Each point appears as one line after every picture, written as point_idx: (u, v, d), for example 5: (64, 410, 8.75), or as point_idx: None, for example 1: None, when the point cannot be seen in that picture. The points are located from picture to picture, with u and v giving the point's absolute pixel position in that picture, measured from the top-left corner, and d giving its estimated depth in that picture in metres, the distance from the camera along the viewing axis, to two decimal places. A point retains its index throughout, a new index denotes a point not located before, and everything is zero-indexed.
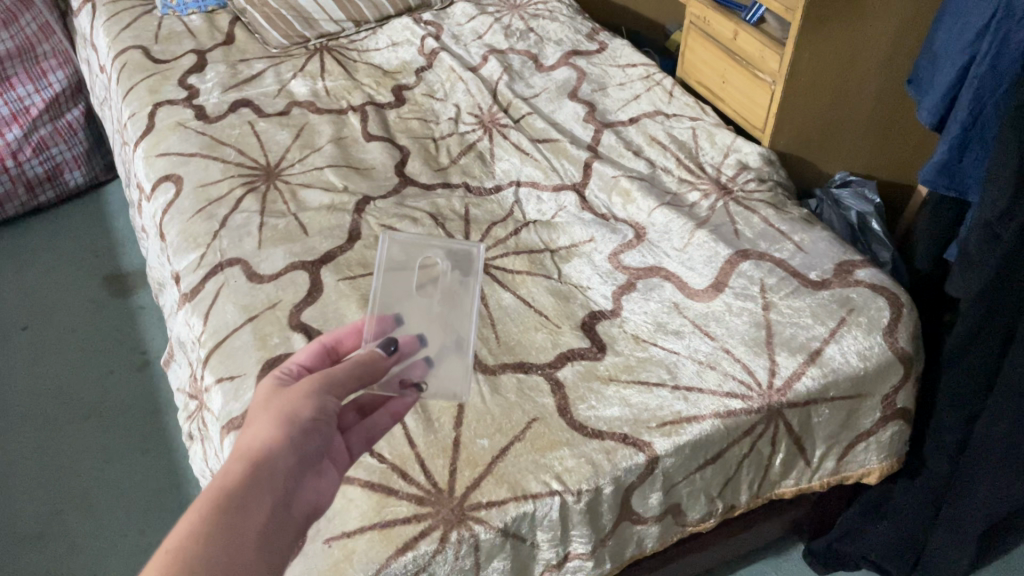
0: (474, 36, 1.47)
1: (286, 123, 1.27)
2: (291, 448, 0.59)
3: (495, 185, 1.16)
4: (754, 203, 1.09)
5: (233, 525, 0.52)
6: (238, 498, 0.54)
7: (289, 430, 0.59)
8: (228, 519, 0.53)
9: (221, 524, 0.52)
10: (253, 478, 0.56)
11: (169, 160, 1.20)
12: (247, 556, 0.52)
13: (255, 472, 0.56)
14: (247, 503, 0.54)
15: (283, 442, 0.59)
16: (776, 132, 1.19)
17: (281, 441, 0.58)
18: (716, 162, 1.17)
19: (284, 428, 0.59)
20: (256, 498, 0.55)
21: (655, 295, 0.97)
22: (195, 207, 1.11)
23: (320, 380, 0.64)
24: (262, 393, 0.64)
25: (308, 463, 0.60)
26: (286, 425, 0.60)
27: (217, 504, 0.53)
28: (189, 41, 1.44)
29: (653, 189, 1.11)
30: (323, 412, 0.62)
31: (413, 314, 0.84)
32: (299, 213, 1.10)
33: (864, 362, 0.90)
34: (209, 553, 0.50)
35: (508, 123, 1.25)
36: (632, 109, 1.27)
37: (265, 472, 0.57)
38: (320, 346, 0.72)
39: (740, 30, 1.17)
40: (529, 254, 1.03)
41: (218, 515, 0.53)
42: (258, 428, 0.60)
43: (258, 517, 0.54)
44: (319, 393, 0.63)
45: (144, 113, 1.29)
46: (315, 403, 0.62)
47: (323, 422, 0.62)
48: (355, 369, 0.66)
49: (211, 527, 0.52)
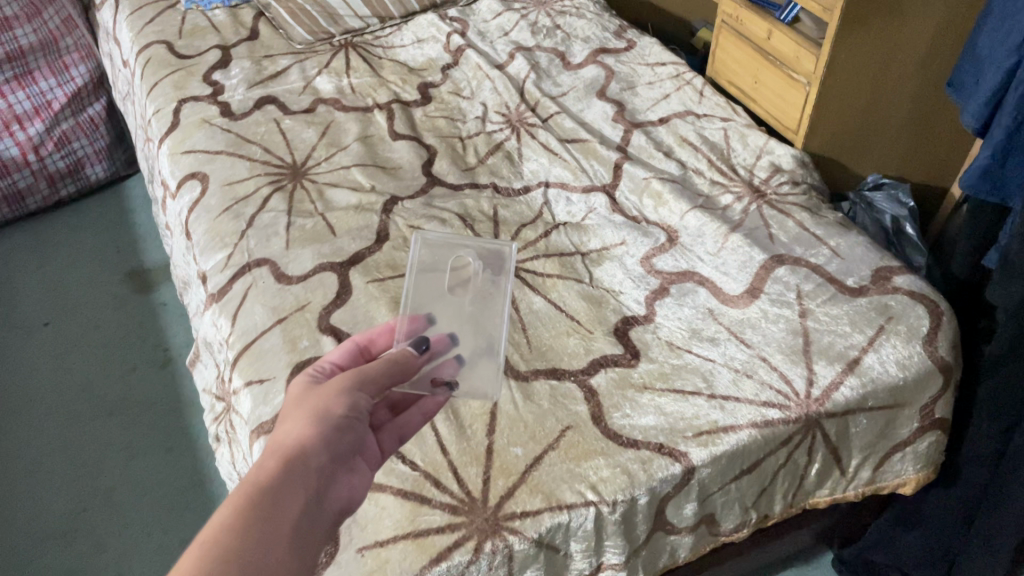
0: (500, 32, 1.45)
1: (312, 121, 1.26)
2: (324, 443, 0.60)
3: (524, 186, 1.15)
4: (788, 207, 1.07)
5: (269, 513, 0.53)
6: (273, 488, 0.55)
7: (321, 425, 0.60)
8: (265, 505, 0.54)
9: (257, 511, 0.53)
10: (287, 471, 0.57)
11: (194, 157, 1.19)
12: (284, 542, 0.52)
13: (289, 464, 0.57)
14: (282, 492, 0.55)
15: (316, 437, 0.59)
16: (809, 134, 1.17)
17: (314, 436, 0.59)
18: (748, 164, 1.15)
19: (317, 422, 0.61)
20: (291, 489, 0.56)
21: (688, 301, 0.95)
22: (221, 206, 1.10)
23: (350, 379, 0.66)
24: (294, 396, 0.65)
25: (341, 460, 0.61)
26: (319, 421, 0.61)
27: (255, 493, 0.54)
28: (213, 36, 1.42)
29: (685, 191, 1.09)
30: (354, 410, 0.64)
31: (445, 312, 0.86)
32: (327, 213, 1.08)
33: (903, 372, 0.88)
34: (246, 539, 0.50)
35: (536, 122, 1.24)
36: (662, 109, 1.25)
37: (300, 465, 0.57)
38: (353, 344, 0.74)
39: (774, 30, 1.16)
40: (559, 257, 1.02)
41: (255, 501, 0.53)
42: (290, 425, 0.61)
43: (293, 508, 0.55)
44: (350, 391, 0.65)
45: (169, 109, 1.28)
46: (346, 400, 0.64)
47: (355, 419, 0.63)
48: (385, 366, 0.68)
49: (247, 516, 0.52)
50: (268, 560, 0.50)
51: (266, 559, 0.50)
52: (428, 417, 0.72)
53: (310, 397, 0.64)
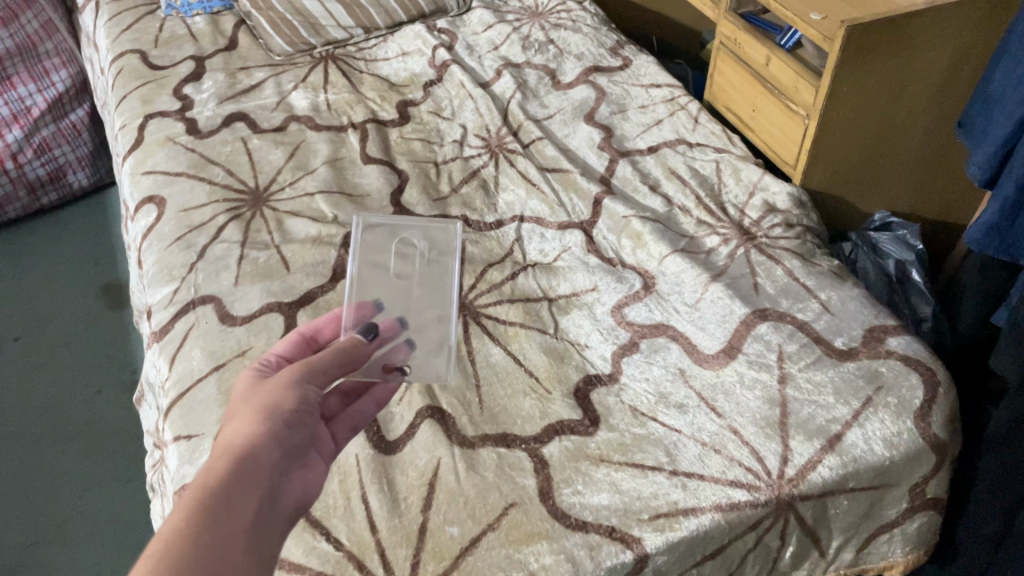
0: (490, 46, 1.37)
1: (281, 141, 1.19)
2: (273, 440, 0.58)
3: (496, 219, 1.07)
4: (778, 252, 0.99)
5: (223, 514, 0.52)
6: (225, 488, 0.53)
7: (273, 420, 0.59)
8: (219, 506, 0.52)
9: (210, 513, 0.51)
10: (237, 470, 0.55)
11: (154, 178, 1.13)
12: (240, 543, 0.51)
13: (239, 464, 0.56)
14: (235, 492, 0.54)
15: (265, 435, 0.58)
16: (809, 170, 1.08)
17: (264, 431, 0.58)
18: (739, 201, 1.06)
19: (269, 418, 0.59)
20: (243, 488, 0.54)
21: (659, 359, 0.87)
22: (174, 234, 1.04)
23: (300, 371, 0.64)
24: (240, 392, 0.64)
25: (292, 456, 0.60)
26: (268, 420, 0.59)
27: (206, 496, 0.52)
28: (189, 45, 1.37)
29: (667, 232, 1.01)
30: (305, 404, 0.63)
31: (392, 301, 0.84)
32: (283, 246, 1.02)
33: (890, 451, 0.79)
34: (197, 544, 0.49)
35: (517, 149, 1.16)
36: (652, 137, 1.17)
37: (250, 463, 0.56)
38: (299, 336, 0.74)
39: (772, 55, 1.07)
40: (524, 304, 0.94)
41: (208, 503, 0.52)
42: (239, 423, 0.59)
43: (246, 508, 0.53)
44: (299, 384, 0.64)
45: (134, 125, 1.22)
46: (295, 395, 0.62)
47: (305, 414, 0.62)
48: (333, 358, 0.67)
49: (200, 520, 0.50)
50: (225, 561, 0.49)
51: (219, 561, 0.49)
52: (382, 405, 0.74)
53: (258, 392, 0.62)
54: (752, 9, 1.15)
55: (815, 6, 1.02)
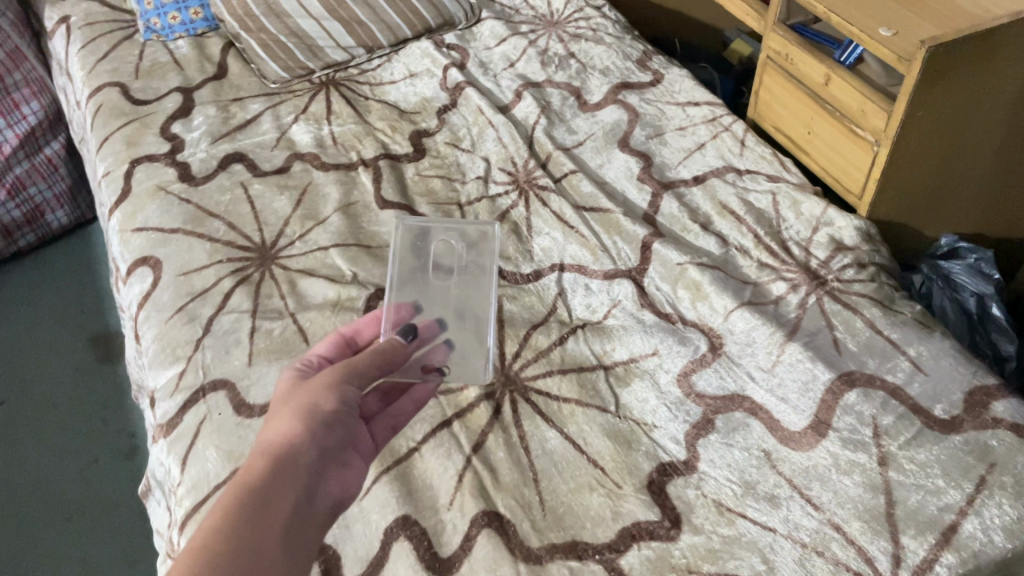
0: (505, 63, 1.26)
1: (285, 185, 1.08)
2: (313, 439, 0.59)
3: (534, 269, 0.96)
4: (854, 300, 0.88)
5: (262, 508, 0.52)
6: (266, 482, 0.54)
7: (309, 418, 0.59)
8: (260, 501, 0.53)
9: (251, 507, 0.52)
10: (277, 469, 0.56)
11: (146, 236, 1.01)
12: (277, 539, 0.52)
13: (278, 462, 0.56)
14: (275, 488, 0.54)
15: (305, 435, 0.58)
16: (877, 200, 0.97)
17: (304, 431, 0.58)
18: (802, 238, 0.96)
19: (309, 417, 0.59)
20: (281, 487, 0.55)
21: (738, 440, 0.77)
22: (175, 304, 0.93)
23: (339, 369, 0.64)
24: (284, 392, 0.64)
25: (331, 456, 0.60)
26: (308, 419, 0.59)
27: (247, 490, 0.53)
28: (174, 75, 1.24)
29: (728, 279, 0.91)
30: (345, 405, 0.62)
31: (430, 302, 0.86)
32: (298, 314, 0.91)
33: (1013, 542, 0.69)
34: (230, 545, 0.49)
35: (548, 184, 1.05)
36: (696, 164, 1.06)
37: (287, 465, 0.56)
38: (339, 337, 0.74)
39: (834, 74, 0.95)
40: (578, 374, 0.83)
41: (248, 497, 0.53)
42: (279, 422, 0.59)
43: (284, 506, 0.54)
44: (339, 384, 0.63)
45: (119, 172, 1.10)
46: (335, 395, 0.62)
47: (344, 412, 0.62)
48: (371, 357, 0.67)
49: (239, 514, 0.51)
50: (261, 555, 0.50)
51: (252, 557, 0.49)
52: (422, 404, 0.74)
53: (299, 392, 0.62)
54: (803, 18, 1.03)
55: (882, 20, 0.91)
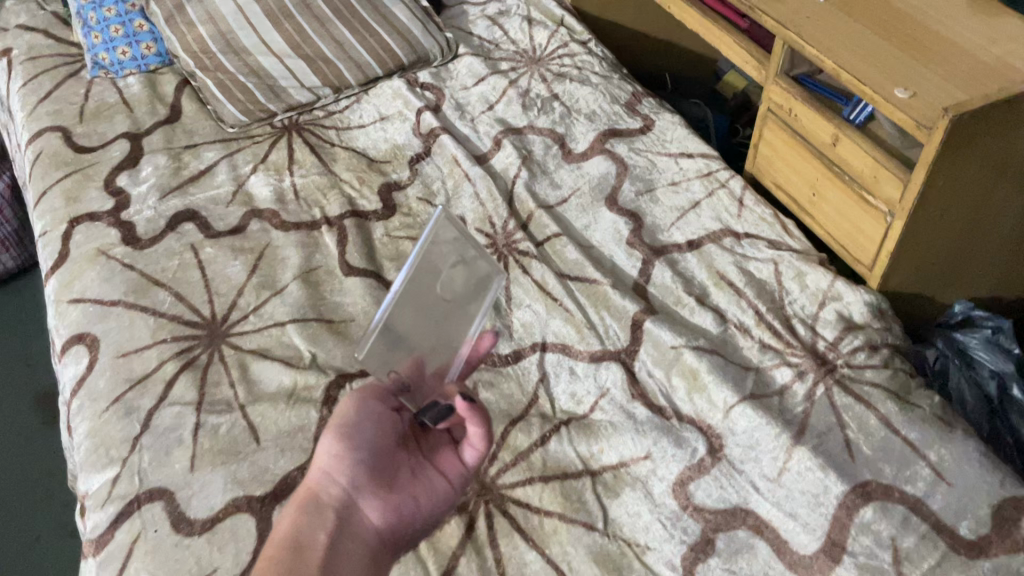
0: (484, 104, 1.16)
1: (239, 248, 0.98)
2: (344, 464, 0.64)
3: (513, 350, 0.87)
4: (867, 391, 0.80)
5: (295, 539, 0.61)
6: (302, 515, 0.63)
7: (327, 451, 0.65)
8: (296, 533, 0.61)
9: (288, 539, 0.61)
10: (313, 500, 0.64)
11: (84, 309, 0.91)
12: (308, 562, 0.59)
13: (313, 494, 0.64)
14: (310, 518, 0.62)
15: (333, 460, 0.65)
16: (890, 273, 0.88)
17: (332, 456, 0.65)
18: (808, 315, 0.87)
19: (328, 449, 0.65)
20: (313, 527, 0.62)
21: (742, 566, 0.69)
22: (112, 393, 0.83)
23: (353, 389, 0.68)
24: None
25: (373, 472, 0.65)
26: (335, 443, 0.65)
27: (288, 524, 0.62)
28: (122, 117, 1.14)
29: (728, 366, 0.82)
30: (374, 421, 0.67)
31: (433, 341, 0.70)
32: (249, 406, 0.81)
33: None
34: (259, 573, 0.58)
35: (529, 249, 0.96)
36: (690, 226, 0.97)
37: (320, 495, 0.64)
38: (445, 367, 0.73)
39: (843, 136, 0.86)
40: (561, 483, 0.74)
41: (287, 530, 0.62)
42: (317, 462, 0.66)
43: (318, 532, 0.61)
44: (366, 402, 0.67)
45: (57, 233, 1.00)
46: (360, 415, 0.66)
47: (361, 430, 0.66)
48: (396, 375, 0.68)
49: (276, 548, 0.60)
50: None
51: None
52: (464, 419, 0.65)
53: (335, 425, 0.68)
54: (807, 69, 0.95)
55: (897, 78, 0.82)
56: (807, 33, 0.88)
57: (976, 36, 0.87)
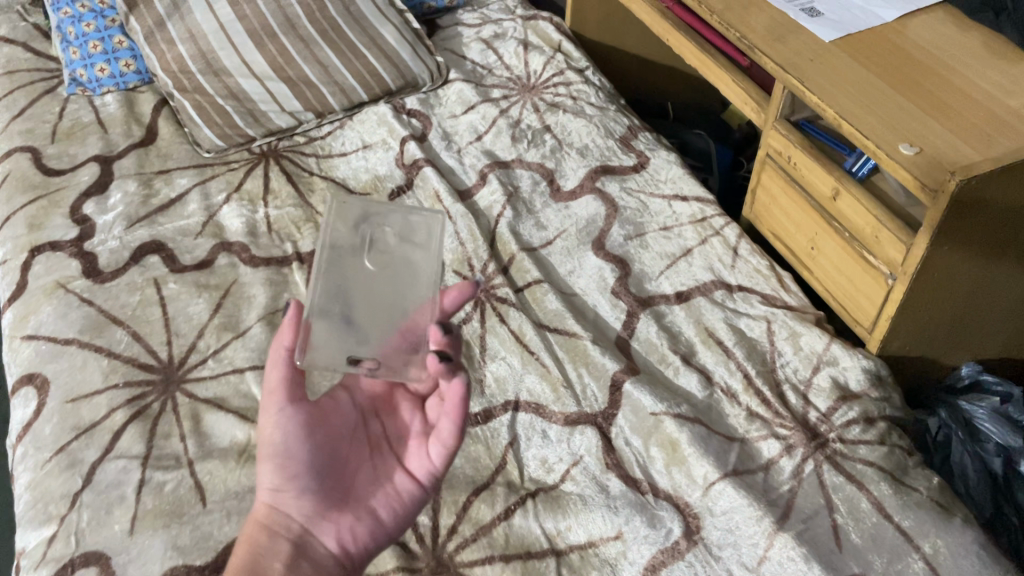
0: (472, 134, 1.11)
1: (204, 284, 0.93)
2: (290, 490, 0.59)
3: (484, 408, 0.81)
4: (859, 470, 0.74)
5: None
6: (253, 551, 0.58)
7: (268, 481, 0.59)
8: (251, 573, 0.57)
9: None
10: (261, 533, 0.59)
11: (36, 347, 0.87)
12: None
13: (261, 527, 0.59)
14: (263, 552, 0.58)
15: (278, 488, 0.59)
16: (891, 338, 0.82)
17: (275, 483, 0.59)
18: (800, 380, 0.82)
19: (268, 479, 0.59)
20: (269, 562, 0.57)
21: None
22: (57, 441, 0.79)
23: (277, 405, 0.60)
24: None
25: (324, 492, 0.60)
26: (275, 468, 0.59)
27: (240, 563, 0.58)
28: (95, 139, 1.09)
29: (711, 437, 0.76)
30: (315, 434, 0.60)
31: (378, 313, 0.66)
32: (198, 463, 0.76)
33: None
34: None
35: (508, 296, 0.90)
36: (680, 275, 0.91)
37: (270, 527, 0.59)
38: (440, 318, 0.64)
39: (844, 189, 0.81)
40: (524, 563, 0.69)
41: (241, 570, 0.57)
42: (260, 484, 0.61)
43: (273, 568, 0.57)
44: (304, 413, 0.60)
45: (17, 262, 0.95)
46: (298, 430, 0.59)
47: (302, 449, 0.59)
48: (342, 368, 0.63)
49: None
50: None
51: None
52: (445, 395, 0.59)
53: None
54: (808, 114, 0.89)
55: (903, 131, 0.76)
56: (808, 78, 0.83)
57: (990, 86, 0.81)
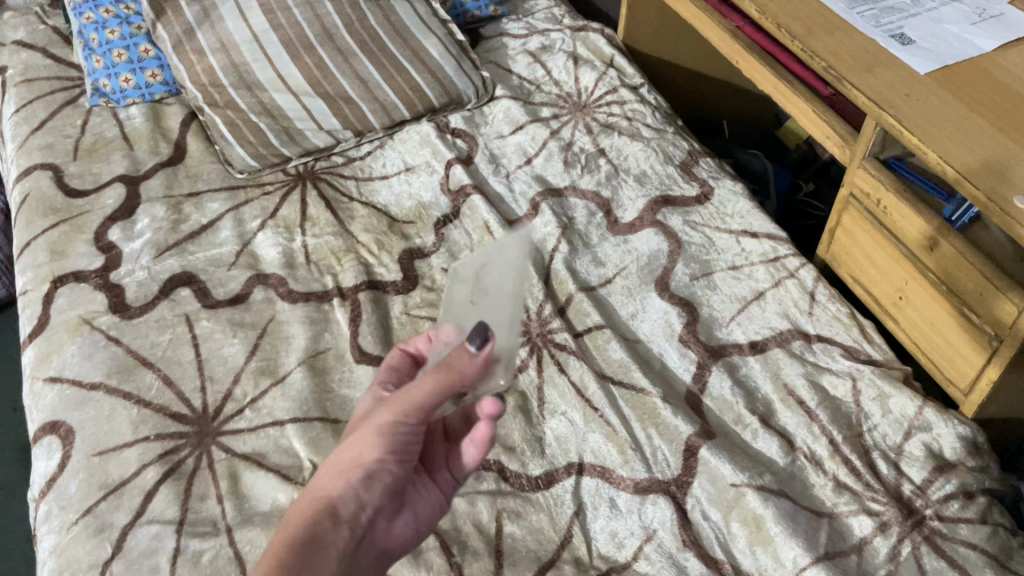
0: (520, 158, 1.05)
1: (239, 322, 0.86)
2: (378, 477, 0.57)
3: (545, 471, 0.75)
4: (962, 555, 0.67)
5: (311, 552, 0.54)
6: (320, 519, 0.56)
7: (362, 460, 0.57)
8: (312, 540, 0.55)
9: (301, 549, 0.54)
10: (329, 502, 0.56)
11: (60, 391, 0.80)
12: None
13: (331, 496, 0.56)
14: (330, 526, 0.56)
15: (368, 468, 0.57)
16: (990, 402, 0.75)
17: (366, 465, 0.57)
18: (891, 447, 0.75)
19: (360, 459, 0.57)
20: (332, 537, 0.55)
21: None
22: (83, 500, 0.72)
23: (403, 408, 0.56)
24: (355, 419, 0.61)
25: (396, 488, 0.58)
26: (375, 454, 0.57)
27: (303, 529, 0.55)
28: (120, 156, 1.03)
29: (798, 513, 0.70)
30: (414, 437, 0.58)
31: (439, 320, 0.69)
32: (238, 530, 0.70)
33: None
34: None
35: (567, 341, 0.84)
36: (753, 323, 0.85)
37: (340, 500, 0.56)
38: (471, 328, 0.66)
39: (942, 240, 0.74)
40: None
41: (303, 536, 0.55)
42: (332, 469, 0.58)
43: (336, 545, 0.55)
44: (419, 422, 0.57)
45: (39, 293, 0.89)
46: (410, 433, 0.57)
47: (401, 447, 0.57)
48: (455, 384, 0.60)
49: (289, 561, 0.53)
50: None
51: None
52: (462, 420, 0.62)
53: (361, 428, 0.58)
54: (899, 151, 0.82)
55: (1016, 181, 0.69)
56: (905, 116, 0.75)
57: None
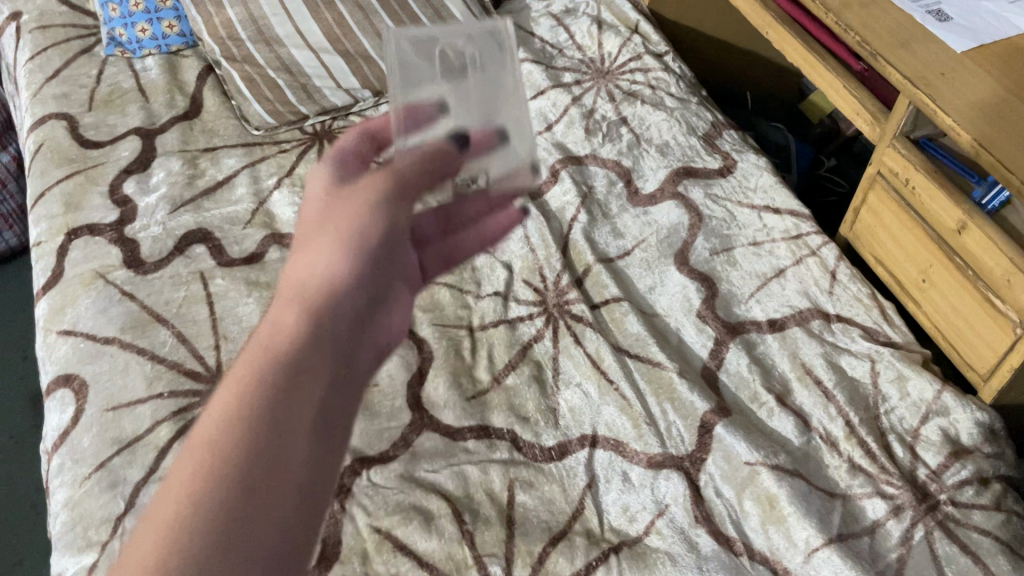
0: (541, 124, 1.03)
1: (254, 281, 0.86)
2: (318, 343, 0.50)
3: (558, 442, 0.75)
4: (974, 541, 0.67)
5: (259, 479, 0.45)
6: (249, 447, 0.45)
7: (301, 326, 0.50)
8: (241, 467, 0.44)
9: (232, 477, 0.44)
10: (249, 398, 0.47)
11: (73, 344, 0.80)
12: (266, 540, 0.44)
13: (249, 392, 0.47)
14: (265, 455, 0.45)
15: (310, 336, 0.50)
16: (1010, 388, 0.75)
17: (304, 341, 0.50)
18: (907, 431, 0.74)
19: (292, 342, 0.50)
20: (268, 459, 0.45)
21: None
22: (96, 455, 0.72)
23: (320, 302, 0.52)
24: (263, 329, 0.51)
25: (338, 351, 0.52)
26: (311, 336, 0.50)
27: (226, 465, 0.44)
28: (136, 108, 1.01)
29: (812, 493, 0.69)
30: (351, 310, 0.53)
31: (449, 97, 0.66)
32: None
33: None
34: (203, 534, 0.42)
35: (584, 313, 0.83)
36: (773, 300, 0.84)
37: (270, 423, 0.46)
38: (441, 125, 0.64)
39: (972, 223, 0.72)
40: None
41: (233, 466, 0.44)
42: (256, 368, 0.48)
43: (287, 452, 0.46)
44: (360, 281, 0.53)
45: (53, 245, 0.88)
46: (348, 302, 0.53)
47: (326, 350, 0.51)
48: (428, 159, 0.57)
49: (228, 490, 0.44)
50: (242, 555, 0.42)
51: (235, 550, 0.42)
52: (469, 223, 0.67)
53: (277, 342, 0.50)
54: (931, 131, 0.80)
55: None
56: (941, 95, 0.73)
57: None
